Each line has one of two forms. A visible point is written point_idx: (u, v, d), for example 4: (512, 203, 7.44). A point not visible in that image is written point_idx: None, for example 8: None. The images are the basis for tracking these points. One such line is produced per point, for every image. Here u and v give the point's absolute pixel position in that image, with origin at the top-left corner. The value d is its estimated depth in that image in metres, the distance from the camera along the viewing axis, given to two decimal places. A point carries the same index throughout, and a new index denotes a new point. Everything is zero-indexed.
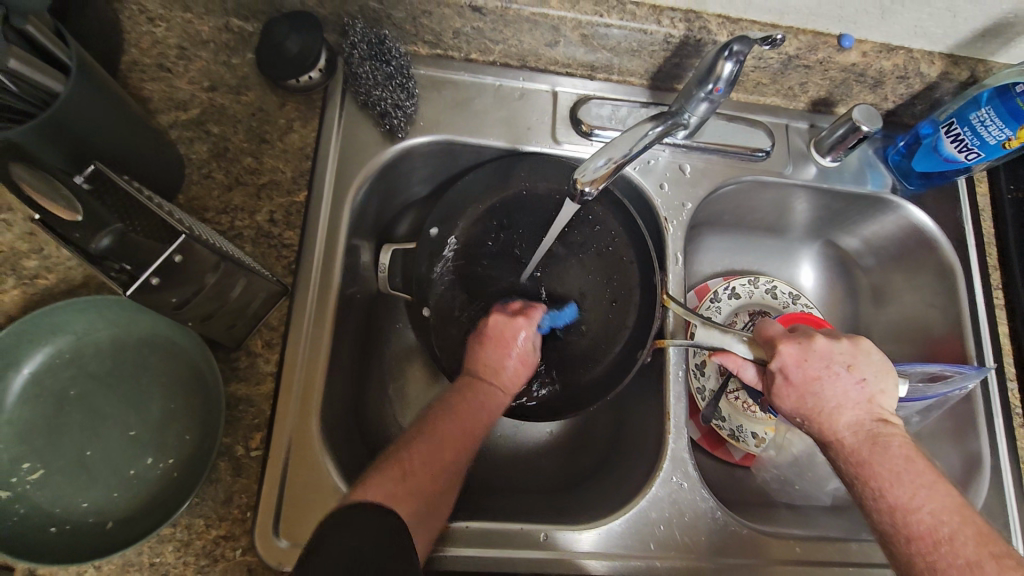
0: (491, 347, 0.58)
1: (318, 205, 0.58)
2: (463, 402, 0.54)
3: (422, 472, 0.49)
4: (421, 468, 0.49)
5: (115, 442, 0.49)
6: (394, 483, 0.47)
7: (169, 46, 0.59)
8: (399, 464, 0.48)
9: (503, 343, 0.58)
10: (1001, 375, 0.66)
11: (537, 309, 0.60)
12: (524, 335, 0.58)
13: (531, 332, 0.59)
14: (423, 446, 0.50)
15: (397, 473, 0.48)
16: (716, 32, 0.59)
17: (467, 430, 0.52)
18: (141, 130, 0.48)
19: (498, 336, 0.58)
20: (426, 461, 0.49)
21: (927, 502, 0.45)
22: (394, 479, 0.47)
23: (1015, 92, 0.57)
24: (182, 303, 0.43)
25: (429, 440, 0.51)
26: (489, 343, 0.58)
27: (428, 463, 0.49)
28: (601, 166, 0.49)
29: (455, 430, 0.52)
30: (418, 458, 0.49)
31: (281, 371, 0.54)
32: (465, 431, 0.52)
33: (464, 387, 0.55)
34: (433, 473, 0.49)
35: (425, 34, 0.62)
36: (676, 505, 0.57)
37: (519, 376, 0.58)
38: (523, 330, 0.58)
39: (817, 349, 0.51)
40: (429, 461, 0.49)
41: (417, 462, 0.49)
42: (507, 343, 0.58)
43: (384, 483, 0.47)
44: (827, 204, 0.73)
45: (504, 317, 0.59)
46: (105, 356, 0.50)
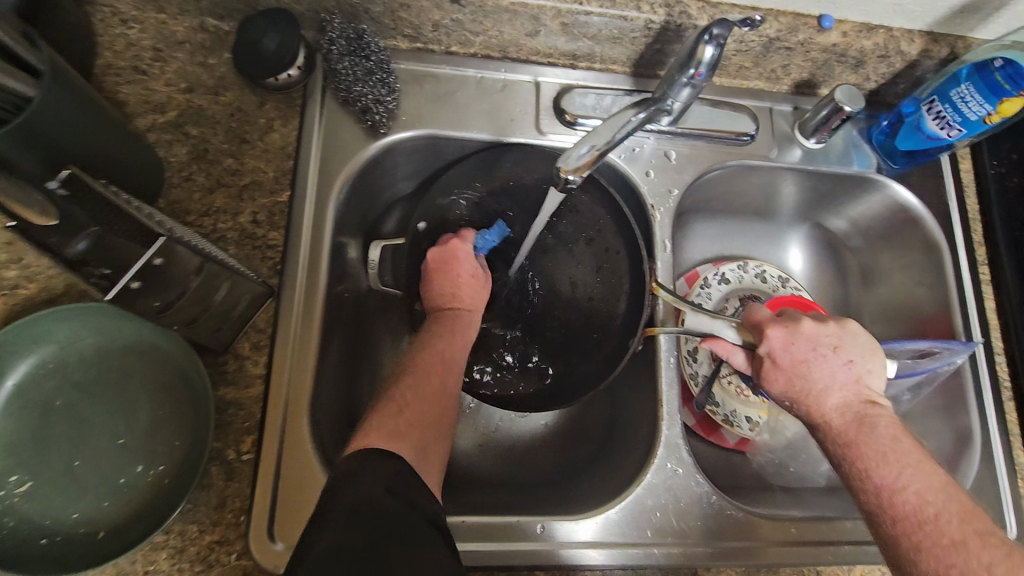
0: (441, 276, 0.59)
1: (302, 204, 0.58)
2: (440, 342, 0.55)
3: (417, 405, 0.49)
4: (412, 407, 0.49)
5: (103, 451, 0.49)
6: (393, 418, 0.48)
7: (143, 48, 0.58)
8: (393, 404, 0.49)
9: (450, 270, 0.60)
10: (989, 350, 0.66)
11: (467, 232, 0.63)
12: (466, 251, 0.61)
13: (469, 248, 0.61)
14: (410, 382, 0.51)
15: (393, 410, 0.48)
16: (696, 16, 0.59)
17: (443, 358, 0.54)
18: (116, 133, 0.47)
19: (455, 282, 0.59)
20: (418, 394, 0.50)
21: (913, 482, 0.45)
22: (393, 415, 0.48)
23: (994, 67, 0.58)
24: (165, 307, 0.43)
25: (413, 385, 0.51)
26: (437, 272, 0.60)
27: (421, 397, 0.50)
28: (584, 154, 0.48)
29: (429, 362, 0.53)
30: (409, 391, 0.50)
31: (270, 373, 0.53)
32: (439, 367, 0.53)
33: (433, 325, 0.57)
34: (429, 406, 0.50)
35: (405, 28, 0.61)
36: (671, 492, 0.57)
37: (477, 294, 0.60)
38: (461, 251, 0.61)
39: (803, 332, 0.52)
40: (422, 399, 0.50)
41: (405, 399, 0.49)
42: (454, 262, 0.60)
43: (384, 423, 0.47)
44: (813, 186, 0.73)
45: (439, 247, 0.61)
46: (90, 364, 0.50)
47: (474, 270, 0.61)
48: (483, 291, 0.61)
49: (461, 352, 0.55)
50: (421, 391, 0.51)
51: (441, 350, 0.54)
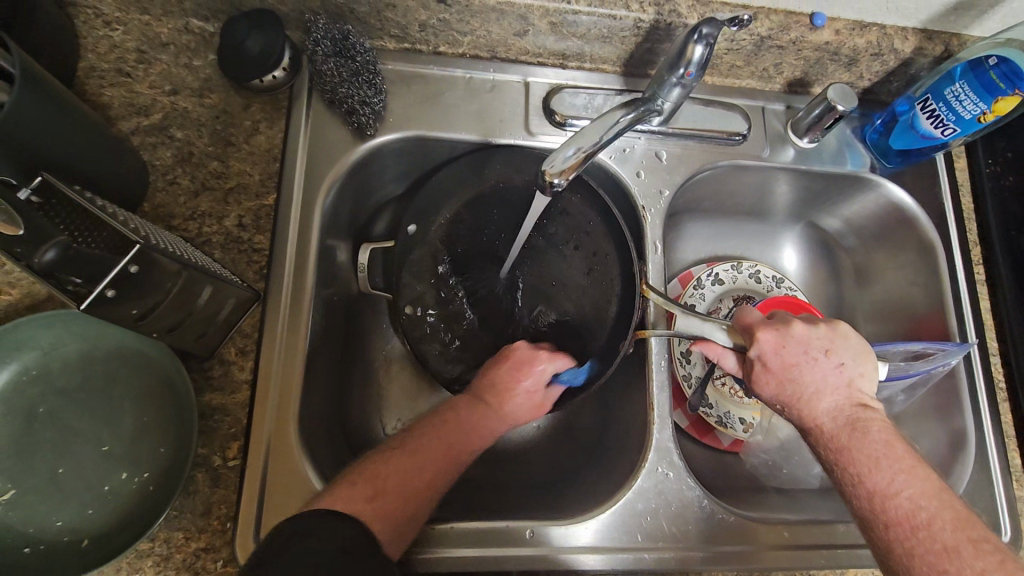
0: (506, 370, 0.56)
1: (288, 207, 0.57)
2: (460, 420, 0.55)
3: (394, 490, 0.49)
4: (386, 479, 0.50)
5: (87, 458, 0.48)
6: (364, 490, 0.48)
7: (127, 49, 0.57)
8: (371, 483, 0.49)
9: (520, 368, 0.56)
10: (984, 350, 0.66)
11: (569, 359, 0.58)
12: (546, 369, 0.56)
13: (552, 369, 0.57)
14: (396, 465, 0.51)
15: (365, 490, 0.49)
16: (685, 15, 0.58)
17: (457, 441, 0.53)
18: (94, 141, 0.47)
19: (518, 365, 0.56)
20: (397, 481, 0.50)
21: (906, 487, 0.44)
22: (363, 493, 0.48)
23: (988, 65, 0.57)
24: (143, 315, 0.42)
25: (398, 467, 0.51)
26: (512, 367, 0.56)
27: (399, 481, 0.50)
28: (570, 156, 0.48)
29: (439, 444, 0.53)
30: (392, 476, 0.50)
31: (256, 378, 0.53)
32: (446, 451, 0.53)
33: (467, 406, 0.56)
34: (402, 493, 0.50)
35: (391, 28, 0.60)
36: (662, 496, 0.57)
37: (526, 407, 0.56)
38: (543, 365, 0.56)
39: (795, 335, 0.51)
40: (401, 484, 0.50)
41: (387, 473, 0.50)
42: (523, 370, 0.56)
43: (352, 494, 0.48)
44: (807, 186, 0.72)
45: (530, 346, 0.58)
46: (73, 370, 0.49)
47: (540, 382, 0.56)
48: (529, 417, 0.56)
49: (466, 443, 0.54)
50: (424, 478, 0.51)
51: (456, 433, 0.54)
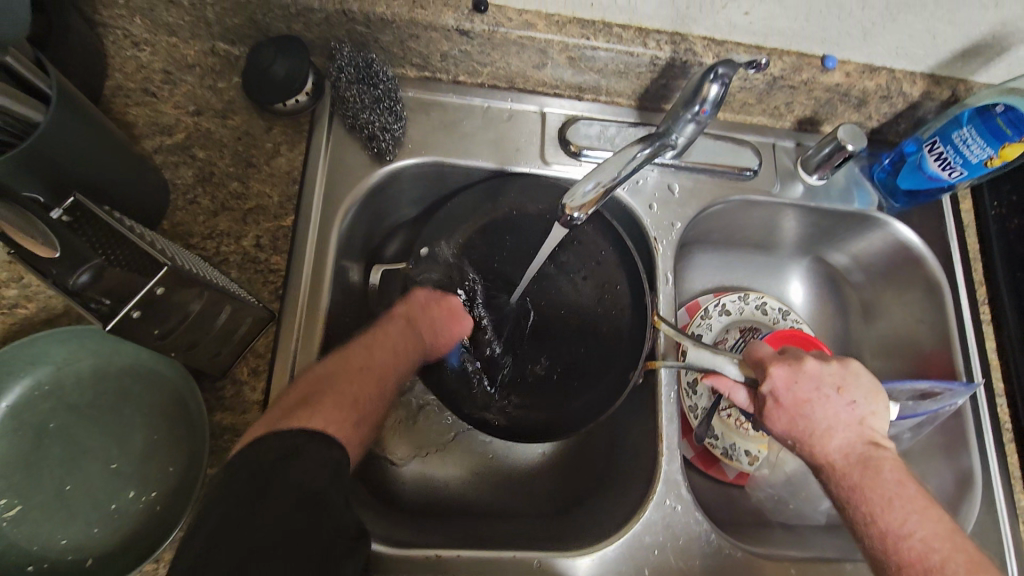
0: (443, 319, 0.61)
1: (306, 229, 0.58)
2: (400, 341, 0.57)
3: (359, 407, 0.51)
4: (349, 396, 0.50)
5: (95, 475, 0.48)
6: (336, 393, 0.50)
7: (154, 70, 0.59)
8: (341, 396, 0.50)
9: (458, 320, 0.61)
10: (989, 391, 0.66)
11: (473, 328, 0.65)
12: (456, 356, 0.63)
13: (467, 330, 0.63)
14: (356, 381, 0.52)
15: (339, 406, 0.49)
16: (701, 54, 0.60)
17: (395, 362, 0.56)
18: (122, 160, 0.48)
19: (452, 313, 0.61)
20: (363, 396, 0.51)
21: (919, 528, 0.45)
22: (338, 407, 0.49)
23: (995, 112, 0.58)
24: (165, 335, 0.42)
25: (360, 382, 0.52)
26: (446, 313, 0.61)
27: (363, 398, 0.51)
28: (590, 191, 0.49)
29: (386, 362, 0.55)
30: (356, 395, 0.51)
31: (268, 399, 0.53)
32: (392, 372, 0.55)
33: (408, 328, 0.58)
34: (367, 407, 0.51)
35: (413, 57, 0.62)
36: (669, 529, 0.56)
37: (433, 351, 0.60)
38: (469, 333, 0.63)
39: (806, 371, 0.51)
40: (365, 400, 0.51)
41: (354, 388, 0.51)
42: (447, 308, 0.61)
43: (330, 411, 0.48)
44: (815, 222, 0.73)
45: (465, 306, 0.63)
46: (85, 386, 0.49)
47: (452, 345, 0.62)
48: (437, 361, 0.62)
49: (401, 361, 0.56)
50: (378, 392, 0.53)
51: (393, 355, 0.56)
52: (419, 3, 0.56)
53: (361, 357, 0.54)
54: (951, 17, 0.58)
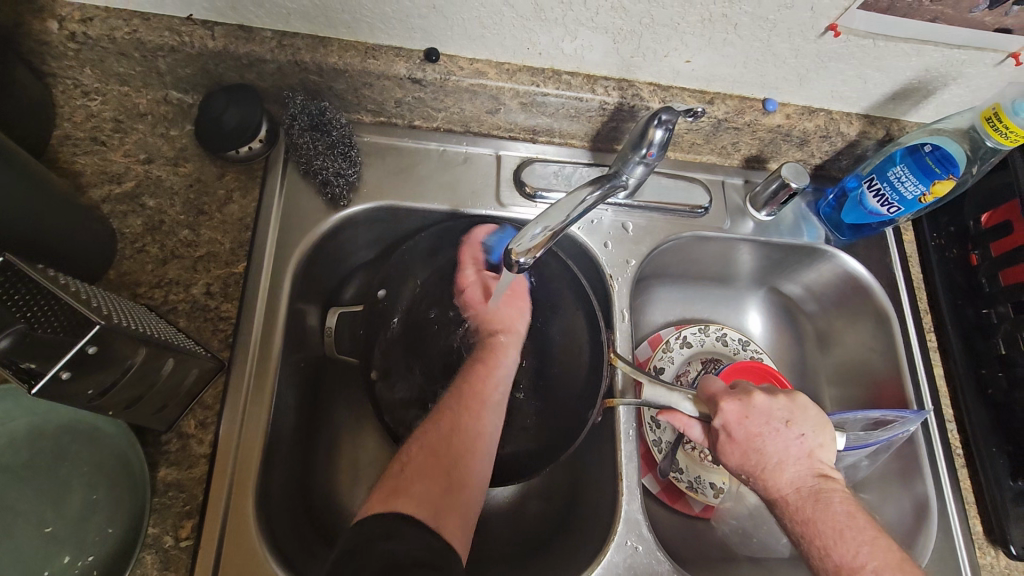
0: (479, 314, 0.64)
1: (259, 275, 0.57)
2: (474, 368, 0.60)
3: (416, 472, 0.50)
4: (429, 464, 0.51)
5: (27, 542, 0.45)
6: (396, 477, 0.50)
7: (104, 119, 0.58)
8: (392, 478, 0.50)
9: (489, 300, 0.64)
10: (940, 417, 0.68)
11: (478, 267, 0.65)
12: (483, 275, 0.65)
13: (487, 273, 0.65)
14: (418, 455, 0.52)
15: (389, 485, 0.49)
16: (648, 98, 0.62)
17: (480, 392, 0.57)
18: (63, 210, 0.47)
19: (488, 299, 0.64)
20: (419, 468, 0.50)
21: (871, 559, 0.44)
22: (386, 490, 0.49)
23: (924, 151, 0.61)
24: (101, 393, 0.41)
25: (442, 435, 0.53)
26: (479, 308, 0.64)
27: (424, 469, 0.50)
28: (538, 234, 0.50)
29: (475, 395, 0.57)
30: (409, 463, 0.51)
31: (215, 454, 0.51)
32: (473, 407, 0.56)
33: (486, 345, 0.62)
34: (429, 479, 0.50)
35: (368, 104, 0.63)
36: (632, 571, 0.56)
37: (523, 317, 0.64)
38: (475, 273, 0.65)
39: (756, 406, 0.52)
40: (424, 474, 0.50)
41: (433, 458, 0.51)
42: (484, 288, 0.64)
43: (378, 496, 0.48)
44: (768, 255, 0.75)
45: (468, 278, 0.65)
46: (21, 448, 0.47)
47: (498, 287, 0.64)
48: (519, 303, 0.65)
49: (493, 376, 0.59)
50: (458, 433, 0.54)
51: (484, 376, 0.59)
52: (370, 53, 0.57)
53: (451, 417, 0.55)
54: (880, 65, 0.60)
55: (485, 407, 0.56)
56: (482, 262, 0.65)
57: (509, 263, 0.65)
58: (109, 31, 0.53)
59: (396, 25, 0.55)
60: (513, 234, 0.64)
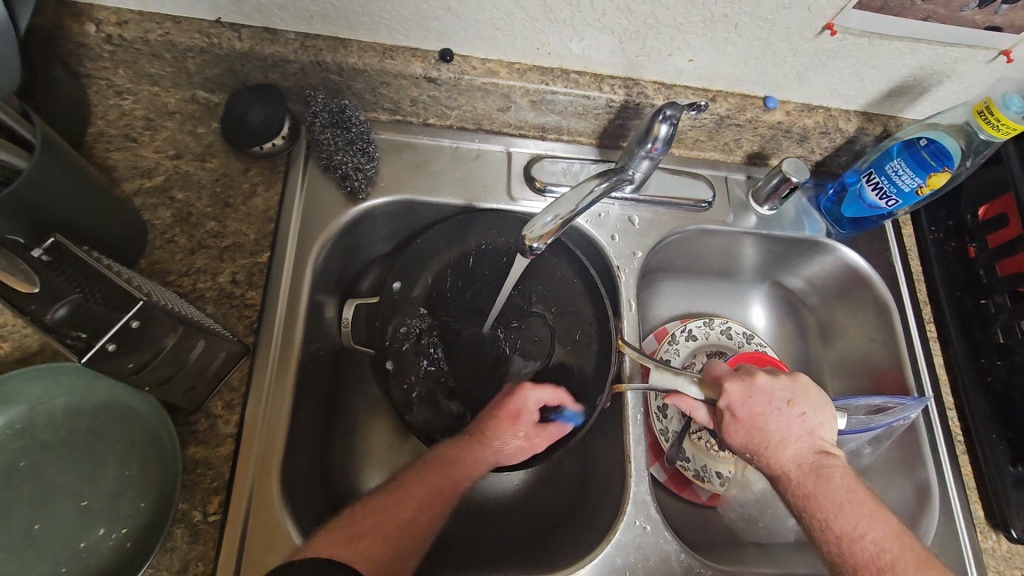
0: (501, 424, 0.59)
1: (281, 265, 0.60)
2: (452, 464, 0.56)
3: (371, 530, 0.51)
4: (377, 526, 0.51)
5: (66, 514, 0.48)
6: (346, 535, 0.50)
7: (136, 117, 0.62)
8: (350, 528, 0.51)
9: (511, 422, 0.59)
10: (940, 405, 0.69)
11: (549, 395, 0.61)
12: (537, 400, 0.60)
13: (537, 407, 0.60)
14: (376, 511, 0.52)
15: (344, 534, 0.50)
16: (653, 96, 0.65)
17: (447, 486, 0.55)
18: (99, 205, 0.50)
19: (514, 421, 0.59)
20: (372, 527, 0.51)
21: (869, 530, 0.47)
22: (340, 541, 0.50)
23: (919, 145, 0.63)
24: (139, 368, 0.43)
25: (403, 499, 0.53)
26: (507, 418, 0.59)
27: (377, 529, 0.51)
28: (549, 222, 0.52)
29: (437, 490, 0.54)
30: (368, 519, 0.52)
31: (241, 433, 0.54)
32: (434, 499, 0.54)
33: (467, 450, 0.57)
34: (380, 540, 0.51)
35: (385, 102, 0.65)
36: (641, 550, 0.57)
37: (520, 457, 0.59)
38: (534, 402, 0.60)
39: (760, 387, 0.54)
40: (378, 533, 0.51)
41: (386, 519, 0.52)
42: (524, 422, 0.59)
43: (330, 544, 0.49)
44: (771, 249, 0.77)
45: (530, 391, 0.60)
46: (60, 425, 0.50)
47: (533, 425, 0.59)
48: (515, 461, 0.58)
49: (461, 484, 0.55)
50: (410, 523, 0.53)
51: (451, 478, 0.55)
52: (388, 53, 0.60)
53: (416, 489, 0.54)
54: (876, 62, 0.62)
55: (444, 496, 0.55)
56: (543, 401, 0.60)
57: (552, 427, 0.61)
58: (143, 34, 0.56)
59: (413, 27, 0.58)
60: (574, 422, 0.62)
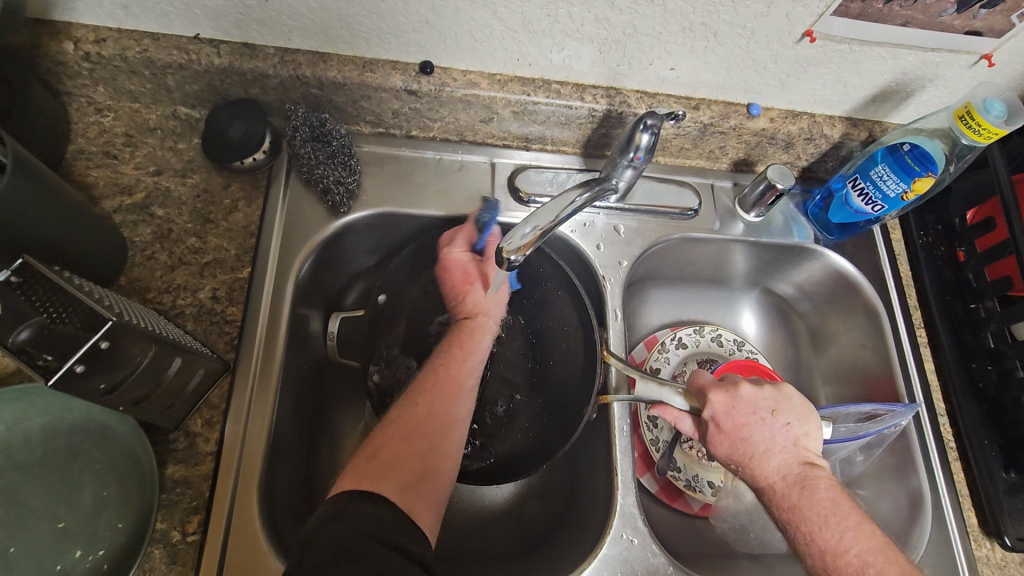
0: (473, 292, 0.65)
1: (262, 280, 0.59)
2: (451, 352, 0.60)
3: (395, 446, 0.51)
4: (399, 447, 0.51)
5: (41, 537, 0.47)
6: (366, 462, 0.49)
7: (115, 134, 0.62)
8: (370, 450, 0.50)
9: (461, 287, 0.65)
10: (932, 411, 0.68)
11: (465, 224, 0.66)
12: (463, 253, 0.65)
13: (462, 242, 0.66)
14: (396, 430, 0.52)
15: (366, 456, 0.49)
16: (635, 105, 0.65)
17: (454, 378, 0.57)
18: (65, 239, 0.49)
19: (463, 276, 0.65)
20: (393, 446, 0.50)
21: (855, 544, 0.46)
22: (367, 459, 0.49)
23: (903, 150, 0.63)
24: (111, 389, 0.43)
25: (420, 411, 0.54)
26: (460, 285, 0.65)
27: (396, 450, 0.50)
28: (527, 233, 0.52)
29: (451, 378, 0.57)
30: (391, 435, 0.51)
31: (221, 451, 0.53)
32: (447, 394, 0.56)
33: (460, 330, 0.63)
34: (402, 457, 0.50)
35: (367, 115, 0.65)
36: (628, 564, 0.56)
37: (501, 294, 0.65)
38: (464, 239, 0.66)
39: (743, 396, 0.54)
40: (401, 443, 0.51)
41: (403, 447, 0.51)
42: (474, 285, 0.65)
43: (354, 470, 0.48)
44: (759, 255, 0.77)
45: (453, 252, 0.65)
46: (36, 446, 0.49)
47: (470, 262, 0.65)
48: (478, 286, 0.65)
49: (470, 359, 0.60)
50: (427, 446, 0.52)
51: (453, 358, 0.59)
52: (368, 67, 0.60)
53: (423, 404, 0.54)
54: (857, 68, 0.62)
55: (457, 392, 0.57)
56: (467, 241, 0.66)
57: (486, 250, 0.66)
58: (121, 51, 0.56)
59: (392, 40, 0.58)
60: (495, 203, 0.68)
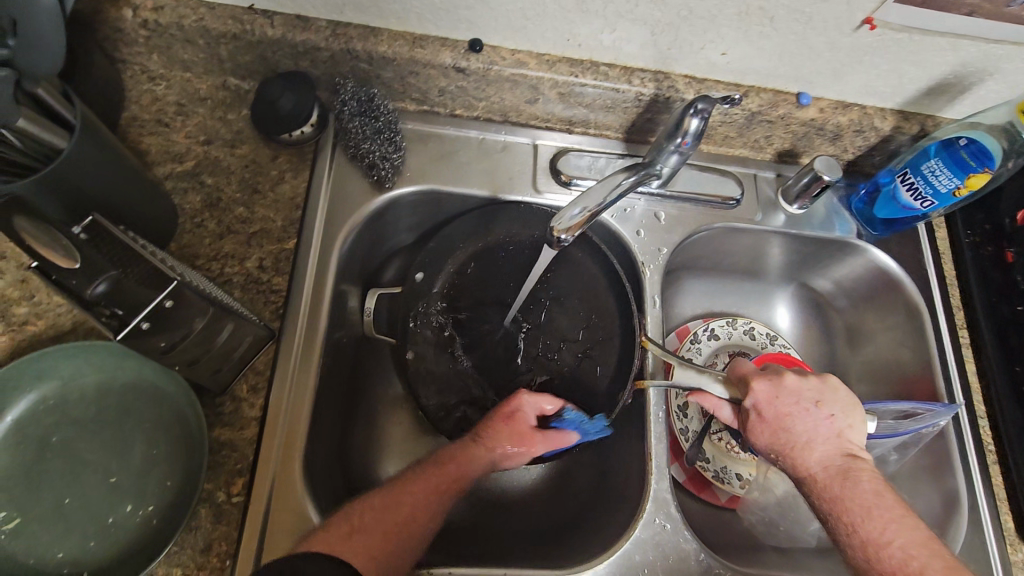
0: (506, 433, 0.58)
1: (307, 251, 0.60)
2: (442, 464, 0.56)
3: (372, 523, 0.51)
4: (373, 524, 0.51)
5: (95, 489, 0.49)
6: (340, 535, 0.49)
7: (168, 102, 0.63)
8: (349, 521, 0.51)
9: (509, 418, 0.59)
10: (972, 412, 0.67)
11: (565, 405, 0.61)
12: (535, 411, 0.60)
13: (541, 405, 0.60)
14: (374, 507, 0.52)
15: (344, 527, 0.50)
16: (683, 90, 0.64)
17: (433, 488, 0.54)
18: (123, 201, 0.50)
19: (512, 416, 0.59)
20: (371, 519, 0.51)
21: (898, 536, 0.46)
22: (342, 532, 0.50)
23: (959, 145, 0.62)
24: (170, 347, 0.44)
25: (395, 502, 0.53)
26: (502, 419, 0.58)
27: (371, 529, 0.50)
28: (576, 215, 0.52)
29: (427, 491, 0.54)
30: (369, 511, 0.52)
31: (265, 417, 0.54)
32: (421, 504, 0.53)
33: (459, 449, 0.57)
34: (373, 535, 0.50)
35: (413, 92, 0.65)
36: (659, 548, 0.57)
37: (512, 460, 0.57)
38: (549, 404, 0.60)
39: (787, 386, 0.53)
40: (377, 520, 0.51)
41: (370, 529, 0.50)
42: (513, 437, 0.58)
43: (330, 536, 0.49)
44: (799, 249, 0.76)
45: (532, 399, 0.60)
46: (90, 403, 0.50)
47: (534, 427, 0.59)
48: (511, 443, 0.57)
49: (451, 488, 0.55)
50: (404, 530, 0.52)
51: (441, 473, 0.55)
52: (418, 42, 0.60)
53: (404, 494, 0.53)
54: (915, 59, 0.61)
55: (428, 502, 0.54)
56: (544, 409, 0.60)
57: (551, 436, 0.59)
58: (178, 20, 0.57)
59: (444, 16, 0.58)
60: (577, 430, 0.60)
